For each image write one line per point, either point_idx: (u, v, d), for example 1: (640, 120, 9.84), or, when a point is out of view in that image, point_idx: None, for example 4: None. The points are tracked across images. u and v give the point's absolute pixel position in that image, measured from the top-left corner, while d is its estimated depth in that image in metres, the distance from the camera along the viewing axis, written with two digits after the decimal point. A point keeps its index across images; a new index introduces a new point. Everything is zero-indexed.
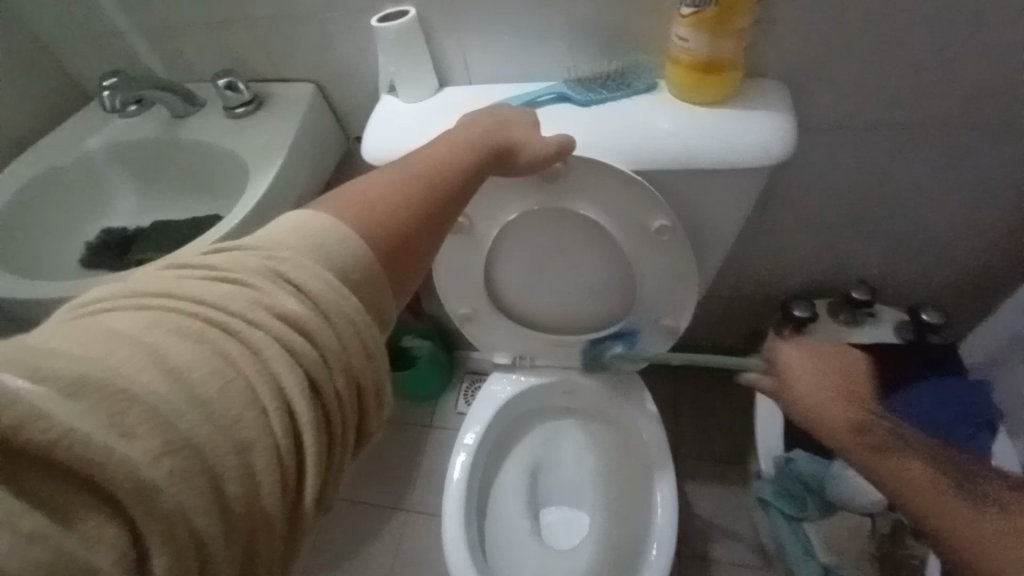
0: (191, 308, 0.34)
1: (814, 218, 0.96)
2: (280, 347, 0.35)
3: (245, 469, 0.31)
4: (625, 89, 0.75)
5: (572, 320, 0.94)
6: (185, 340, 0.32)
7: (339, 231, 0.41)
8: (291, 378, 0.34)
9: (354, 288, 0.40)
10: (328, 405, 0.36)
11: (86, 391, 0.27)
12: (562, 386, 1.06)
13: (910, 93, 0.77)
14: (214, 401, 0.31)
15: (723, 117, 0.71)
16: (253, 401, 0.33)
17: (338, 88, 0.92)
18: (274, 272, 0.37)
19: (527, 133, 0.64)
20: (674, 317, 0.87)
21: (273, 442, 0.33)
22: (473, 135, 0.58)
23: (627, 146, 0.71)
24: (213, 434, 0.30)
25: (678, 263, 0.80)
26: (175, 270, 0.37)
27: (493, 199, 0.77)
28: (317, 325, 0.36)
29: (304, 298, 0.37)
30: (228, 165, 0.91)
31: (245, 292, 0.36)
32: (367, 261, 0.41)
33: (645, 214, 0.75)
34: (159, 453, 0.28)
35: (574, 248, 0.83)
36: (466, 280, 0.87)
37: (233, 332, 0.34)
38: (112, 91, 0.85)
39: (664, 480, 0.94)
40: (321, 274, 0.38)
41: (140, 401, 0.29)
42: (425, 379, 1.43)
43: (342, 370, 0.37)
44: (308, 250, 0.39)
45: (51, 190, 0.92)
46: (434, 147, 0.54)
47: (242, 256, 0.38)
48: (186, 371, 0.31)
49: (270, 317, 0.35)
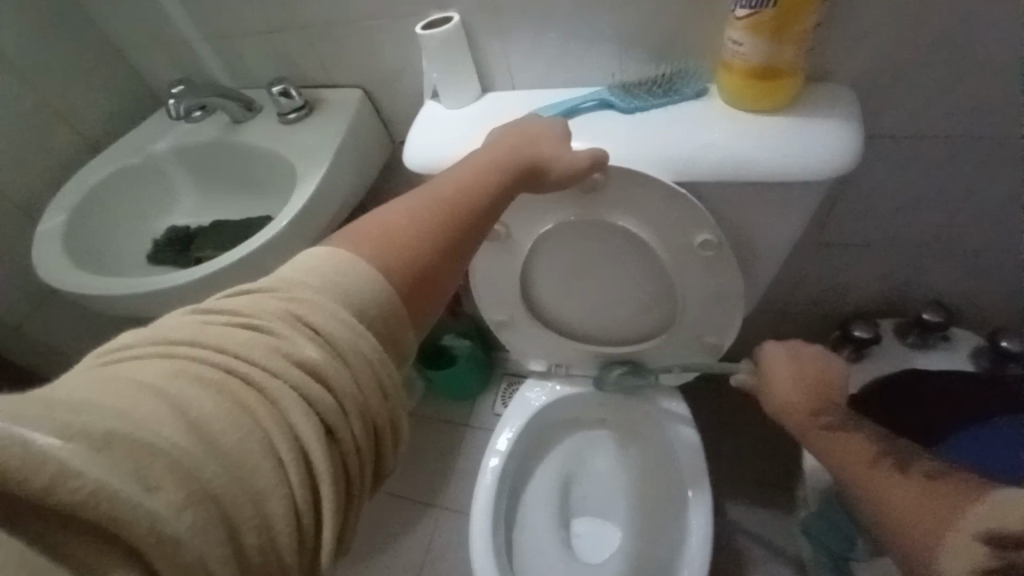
0: (213, 357, 0.36)
1: (882, 232, 0.88)
2: (297, 395, 0.36)
3: (262, 518, 0.33)
4: (671, 96, 0.72)
5: (610, 332, 0.92)
6: (206, 391, 0.34)
7: (357, 268, 0.42)
8: (307, 427, 0.35)
9: (372, 323, 0.41)
10: (345, 450, 0.37)
11: (114, 445, 0.29)
12: (597, 397, 1.03)
13: (998, 101, 0.69)
14: (233, 453, 0.32)
15: (777, 128, 0.66)
16: (270, 451, 0.34)
17: (385, 95, 0.93)
18: (293, 316, 0.38)
19: (556, 147, 0.63)
20: (718, 334, 0.83)
21: (289, 492, 0.34)
22: (501, 155, 0.57)
23: (670, 157, 0.68)
24: (231, 483, 0.32)
25: (722, 280, 0.76)
26: (200, 315, 0.39)
27: (530, 209, 0.76)
28: (335, 370, 0.37)
29: (322, 342, 0.38)
30: (278, 169, 0.95)
31: (265, 339, 0.37)
32: (385, 296, 0.42)
33: (688, 228, 0.71)
34: (183, 504, 0.29)
35: (613, 260, 0.80)
36: (502, 287, 0.87)
37: (251, 382, 0.35)
38: (177, 98, 0.88)
39: (699, 502, 0.90)
40: (339, 315, 0.39)
41: (164, 455, 0.30)
42: (464, 380, 1.44)
43: (358, 414, 0.38)
44: (328, 290, 0.40)
45: (123, 190, 0.99)
46: (461, 169, 0.54)
47: (262, 299, 0.39)
48: (206, 424, 0.33)
49: (288, 364, 0.36)
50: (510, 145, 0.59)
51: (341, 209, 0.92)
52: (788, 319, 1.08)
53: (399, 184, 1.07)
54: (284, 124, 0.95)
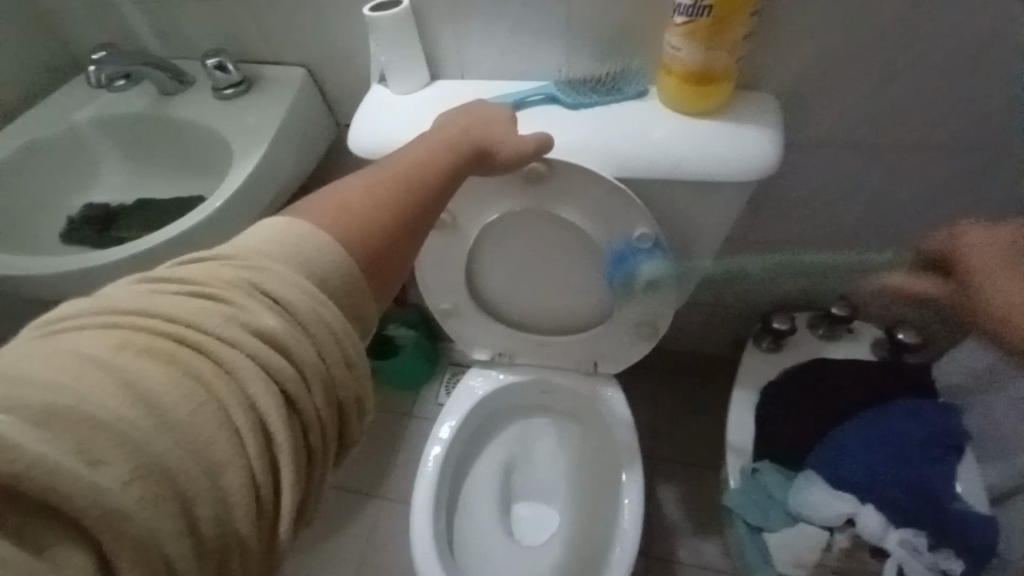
0: (163, 326, 0.34)
1: (799, 232, 0.96)
2: (255, 364, 0.35)
3: (217, 491, 0.32)
4: (615, 94, 0.75)
5: (554, 320, 0.95)
6: (157, 362, 0.33)
7: (317, 240, 0.42)
8: (266, 397, 0.35)
9: (333, 293, 0.41)
10: (307, 419, 0.37)
11: (52, 420, 0.28)
12: (539, 385, 1.07)
13: (899, 115, 0.77)
14: (185, 425, 0.32)
15: (709, 129, 0.71)
16: (226, 422, 0.33)
17: (331, 75, 0.91)
18: (251, 284, 0.38)
19: (506, 130, 0.64)
20: (653, 324, 0.88)
21: (247, 463, 0.34)
22: (453, 137, 0.58)
23: (612, 153, 0.71)
24: (183, 459, 0.31)
25: (660, 273, 0.80)
26: (146, 285, 0.37)
27: (477, 198, 0.77)
28: (294, 338, 0.37)
29: (282, 311, 0.38)
30: (215, 147, 0.91)
31: (221, 307, 0.36)
32: (345, 266, 0.42)
33: (627, 223, 0.75)
34: (129, 479, 0.29)
35: (557, 250, 0.83)
36: (449, 275, 0.87)
37: (207, 352, 0.34)
38: (99, 65, 0.83)
39: (633, 485, 0.95)
40: (298, 284, 0.39)
41: (108, 429, 0.29)
42: (409, 369, 1.43)
43: (318, 383, 0.38)
44: (286, 260, 0.40)
45: (34, 161, 0.90)
46: (412, 150, 0.54)
47: (216, 268, 0.38)
48: (156, 396, 0.32)
49: (246, 333, 0.36)
50: (461, 128, 0.60)
51: (284, 190, 0.89)
52: (717, 311, 1.15)
53: (345, 167, 1.04)
54: (220, 99, 0.90)
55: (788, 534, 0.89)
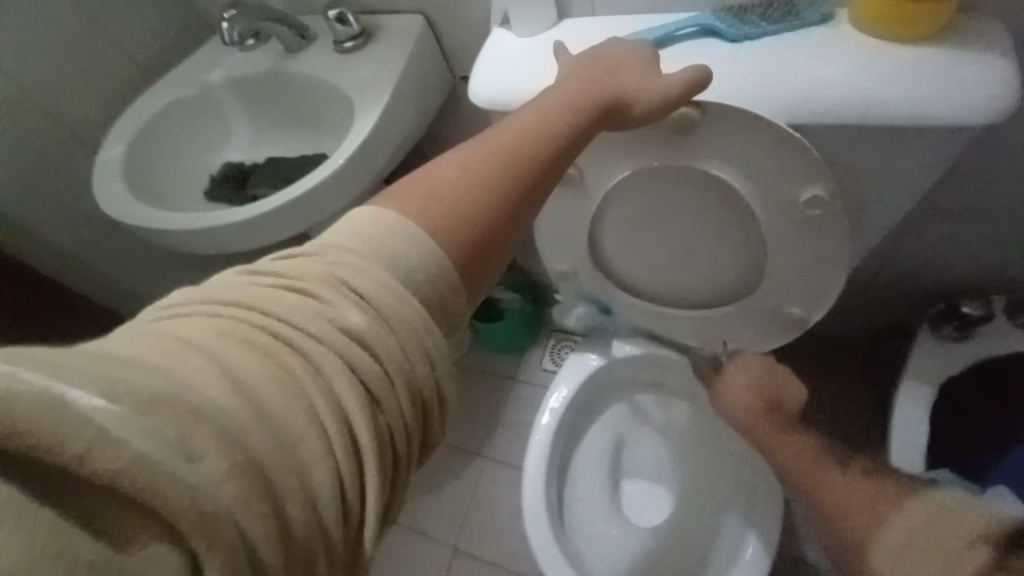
0: (258, 319, 0.33)
1: (1016, 198, 0.75)
2: (341, 361, 0.32)
3: (307, 490, 0.30)
4: (790, 22, 0.61)
5: (685, 296, 0.84)
6: (252, 354, 0.31)
7: (403, 230, 0.37)
8: (351, 396, 0.32)
9: (418, 289, 0.36)
10: (393, 425, 0.34)
11: (158, 409, 0.27)
12: (657, 362, 0.98)
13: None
14: (279, 419, 0.30)
15: (922, 61, 0.55)
16: (315, 419, 0.31)
17: (449, 23, 0.85)
18: (338, 281, 0.35)
19: (639, 76, 0.52)
20: (807, 306, 0.75)
21: (334, 463, 0.31)
22: (574, 93, 0.48)
23: (783, 94, 0.58)
24: (277, 453, 0.29)
25: (828, 247, 0.67)
26: (246, 276, 0.36)
27: (607, 153, 0.69)
28: (380, 336, 0.34)
29: (367, 307, 0.34)
30: (337, 104, 0.90)
31: (309, 304, 0.34)
32: (433, 259, 0.37)
33: (794, 184, 0.63)
34: (226, 475, 0.27)
35: (696, 214, 0.72)
36: (568, 239, 0.80)
37: (296, 347, 0.32)
38: (230, 24, 0.83)
39: (767, 474, 0.86)
40: (383, 280, 0.35)
41: (206, 420, 0.28)
42: (512, 333, 1.41)
43: (403, 385, 0.34)
44: (369, 253, 0.36)
45: (179, 121, 0.96)
46: (527, 112, 0.46)
47: (306, 263, 0.36)
48: (253, 388, 0.30)
49: (333, 330, 0.33)
50: (588, 82, 0.50)
51: (401, 150, 0.86)
52: (877, 286, 0.97)
53: (459, 123, 0.99)
54: (340, 53, 0.88)
55: None
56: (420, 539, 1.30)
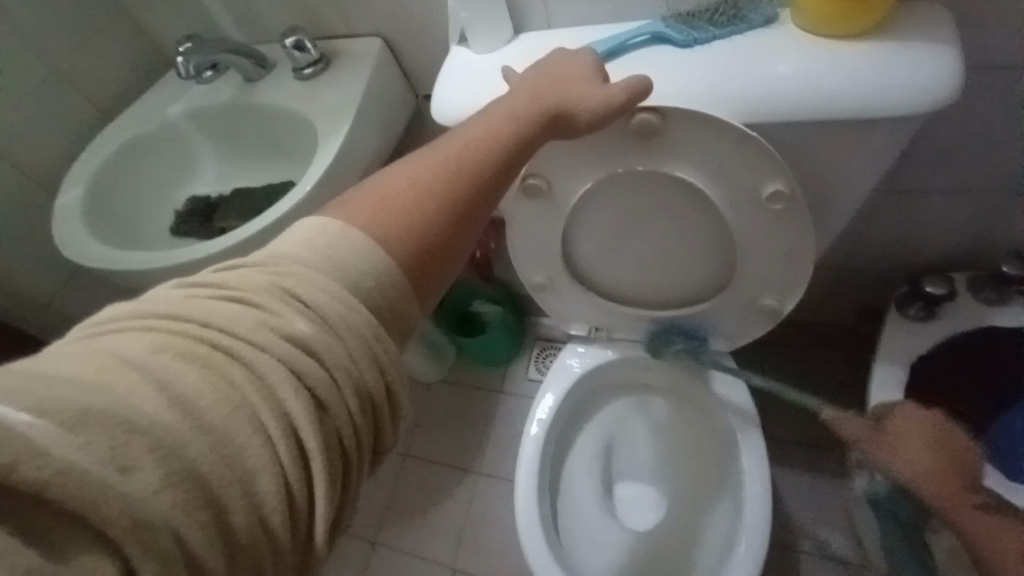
0: (198, 331, 0.32)
1: (968, 178, 0.78)
2: (287, 369, 0.32)
3: (250, 498, 0.29)
4: (736, 25, 0.63)
5: (659, 295, 0.85)
6: (192, 366, 0.30)
7: (351, 239, 0.37)
8: (297, 403, 0.31)
9: (367, 297, 0.36)
10: (342, 430, 0.33)
11: (89, 425, 0.26)
12: (641, 362, 0.99)
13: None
14: (221, 429, 0.29)
15: (865, 54, 0.57)
16: (259, 428, 0.30)
17: (407, 43, 0.86)
18: (283, 290, 0.34)
19: (584, 80, 0.53)
20: (779, 297, 0.77)
21: (280, 470, 0.31)
22: (520, 105, 0.49)
23: (737, 92, 0.60)
24: (218, 463, 0.29)
25: (795, 238, 0.69)
26: (187, 288, 0.35)
27: (573, 161, 0.69)
28: (326, 344, 0.33)
29: (313, 315, 0.34)
30: (300, 129, 0.89)
31: (252, 313, 0.33)
32: (383, 268, 0.37)
33: (754, 180, 0.64)
34: (161, 487, 0.26)
35: (666, 216, 0.73)
36: (541, 249, 0.80)
37: (239, 357, 0.32)
38: (186, 57, 0.83)
39: (756, 466, 0.87)
40: (330, 288, 0.34)
41: (142, 434, 0.27)
42: (495, 345, 1.40)
43: (353, 388, 0.34)
44: (316, 263, 0.35)
45: (136, 156, 0.93)
46: (474, 125, 0.46)
47: (249, 274, 0.35)
48: (193, 399, 0.29)
49: (278, 339, 0.32)
50: (533, 92, 0.50)
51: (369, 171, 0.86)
52: (846, 273, 1.00)
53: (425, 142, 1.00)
54: (300, 80, 0.88)
55: None
56: (418, 563, 1.27)
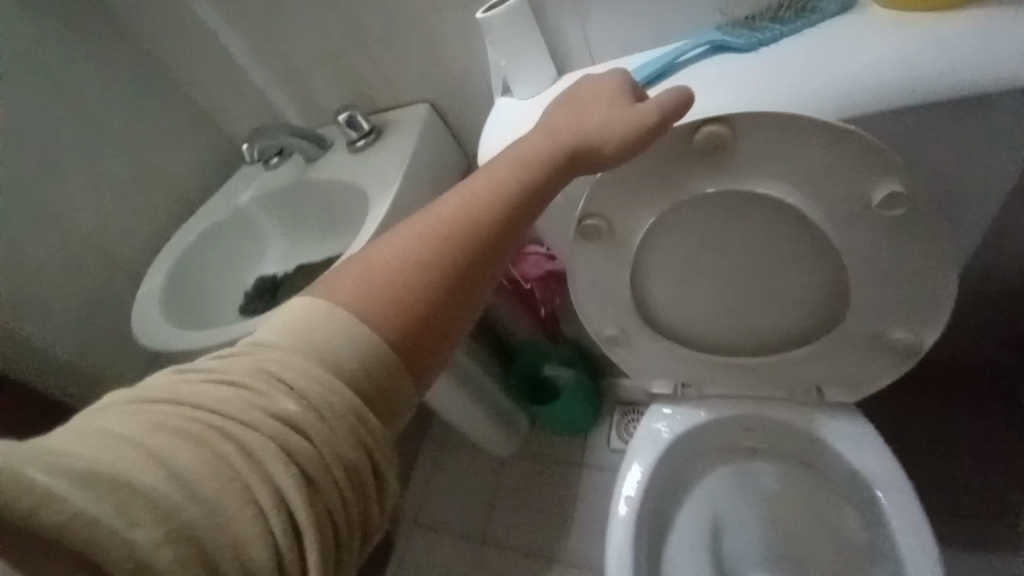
0: (188, 406, 0.30)
1: None
2: (276, 447, 0.30)
3: (243, 570, 0.28)
4: (806, 18, 0.56)
5: (754, 338, 0.72)
6: (183, 441, 0.29)
7: (333, 325, 0.33)
8: (286, 483, 0.29)
9: (353, 381, 0.33)
10: (333, 513, 0.31)
11: (99, 480, 0.26)
12: (742, 423, 0.83)
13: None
14: (214, 500, 0.28)
15: (969, 23, 0.49)
16: (250, 502, 0.29)
17: (453, 106, 0.86)
18: (269, 371, 0.32)
19: (614, 108, 0.46)
20: (912, 328, 0.62)
21: (270, 547, 0.29)
22: (528, 149, 0.43)
23: (824, 85, 0.51)
24: (214, 530, 0.28)
25: (924, 254, 0.56)
26: (176, 369, 0.33)
27: (631, 190, 0.61)
28: (315, 424, 0.31)
29: (300, 395, 0.31)
30: (354, 200, 0.89)
31: (238, 393, 0.31)
32: (368, 352, 0.33)
33: (859, 186, 0.53)
34: (166, 540, 0.26)
35: (752, 243, 0.62)
36: (609, 296, 0.71)
37: (227, 435, 0.30)
38: (251, 144, 0.89)
39: (921, 554, 0.67)
40: (314, 370, 0.32)
41: (142, 496, 0.26)
42: (572, 412, 1.28)
43: (342, 469, 0.31)
44: (298, 343, 0.33)
45: (210, 245, 0.98)
46: (474, 177, 0.41)
47: (238, 352, 0.33)
48: (185, 473, 0.28)
49: (265, 416, 0.30)
50: (548, 132, 0.45)
51: None
52: (993, 304, 0.79)
53: None
54: (354, 152, 0.90)
55: None
56: None
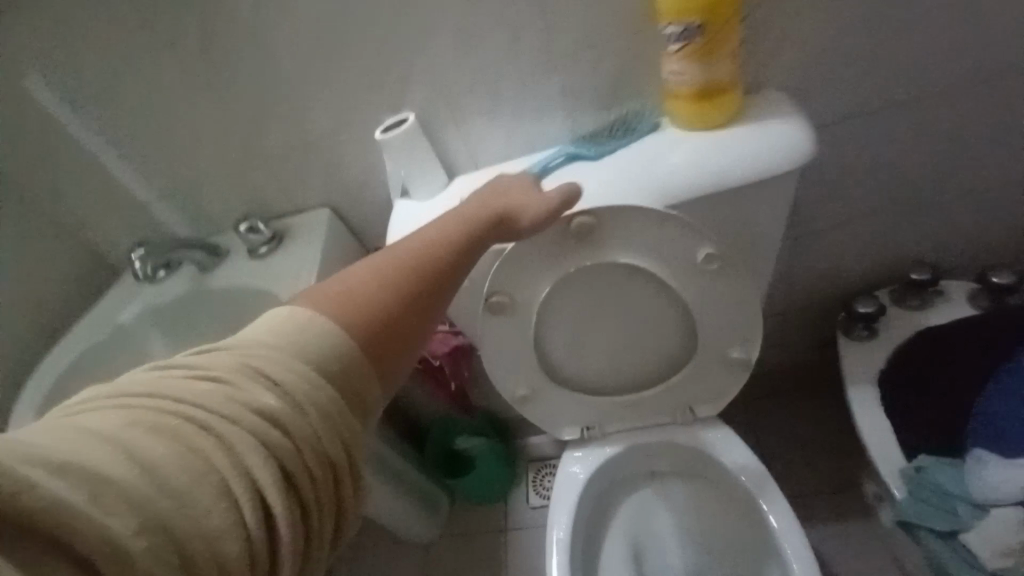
0: (172, 407, 0.35)
1: (853, 211, 0.93)
2: (255, 440, 0.35)
3: (215, 555, 0.32)
4: (631, 135, 0.76)
5: (637, 375, 0.88)
6: (162, 439, 0.33)
7: (317, 326, 0.40)
8: (264, 471, 0.34)
9: (332, 378, 0.39)
10: (304, 496, 0.36)
11: (73, 472, 0.28)
12: (642, 450, 0.97)
13: (912, 62, 0.77)
14: (186, 492, 0.32)
15: (733, 136, 0.71)
16: (225, 493, 0.33)
17: (352, 208, 0.95)
18: (252, 369, 0.37)
19: (523, 194, 0.63)
20: (745, 348, 0.82)
21: (243, 530, 0.33)
22: (463, 215, 0.57)
23: (649, 184, 0.71)
24: (185, 517, 0.31)
25: (739, 293, 0.77)
26: (160, 369, 0.38)
27: (526, 270, 0.75)
28: (292, 418, 0.36)
29: (281, 392, 0.37)
30: (258, 303, 0.91)
31: (221, 390, 0.36)
32: (343, 349, 0.40)
33: (688, 250, 0.73)
34: (138, 530, 0.29)
35: (623, 300, 0.79)
36: (518, 359, 0.83)
37: (209, 429, 0.34)
38: (141, 260, 0.90)
39: (789, 528, 0.85)
40: (297, 368, 0.38)
41: (118, 488, 0.29)
42: (490, 479, 1.33)
43: (316, 459, 0.37)
44: (282, 346, 0.39)
45: (88, 372, 0.91)
46: (424, 231, 0.53)
47: (220, 354, 0.39)
48: (163, 466, 0.32)
49: (247, 412, 0.35)
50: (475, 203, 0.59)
51: None
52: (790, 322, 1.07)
53: None
54: (256, 258, 0.93)
55: (986, 527, 0.79)
56: None
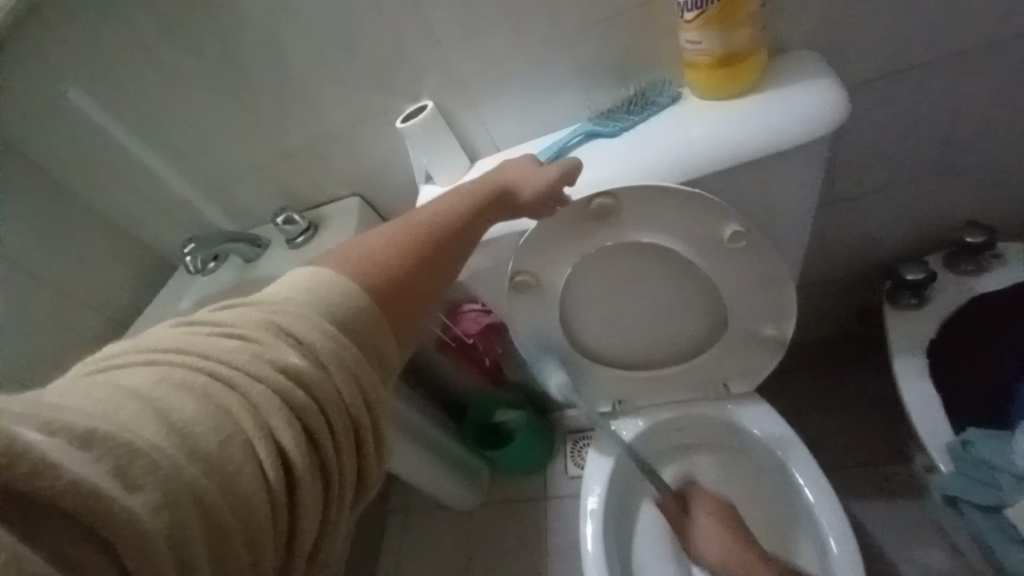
0: (198, 363, 0.36)
1: (895, 174, 0.87)
2: (280, 399, 0.36)
3: (240, 519, 0.32)
4: (649, 109, 0.74)
5: (665, 351, 0.88)
6: (189, 397, 0.34)
7: (340, 285, 0.42)
8: (288, 433, 0.35)
9: (355, 335, 0.41)
10: (327, 454, 0.37)
11: (97, 441, 0.28)
12: (675, 424, 0.97)
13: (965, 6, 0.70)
14: (214, 456, 0.32)
15: (756, 104, 0.68)
16: (251, 456, 0.34)
17: (379, 195, 0.98)
18: (278, 326, 0.39)
19: (524, 173, 0.64)
20: (776, 323, 0.80)
21: (266, 492, 0.34)
22: (471, 188, 0.59)
23: (668, 160, 0.70)
24: (210, 483, 0.31)
25: (768, 268, 0.74)
26: (186, 326, 0.39)
27: (546, 252, 0.75)
28: (316, 377, 0.38)
29: (306, 350, 0.38)
30: None
31: (249, 348, 0.37)
32: (365, 307, 0.42)
33: (712, 227, 0.71)
34: (160, 503, 0.29)
35: (646, 278, 0.79)
36: (546, 339, 0.84)
37: (234, 387, 0.35)
38: (193, 254, 0.93)
39: (826, 505, 0.83)
40: (322, 326, 0.40)
41: (143, 455, 0.29)
42: (527, 451, 1.36)
43: (340, 415, 0.39)
44: (307, 302, 0.41)
45: None
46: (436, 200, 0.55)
47: (246, 310, 0.40)
48: (191, 427, 0.32)
49: (272, 370, 0.37)
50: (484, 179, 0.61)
51: None
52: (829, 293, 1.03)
53: None
54: (294, 248, 0.97)
55: None
56: None
